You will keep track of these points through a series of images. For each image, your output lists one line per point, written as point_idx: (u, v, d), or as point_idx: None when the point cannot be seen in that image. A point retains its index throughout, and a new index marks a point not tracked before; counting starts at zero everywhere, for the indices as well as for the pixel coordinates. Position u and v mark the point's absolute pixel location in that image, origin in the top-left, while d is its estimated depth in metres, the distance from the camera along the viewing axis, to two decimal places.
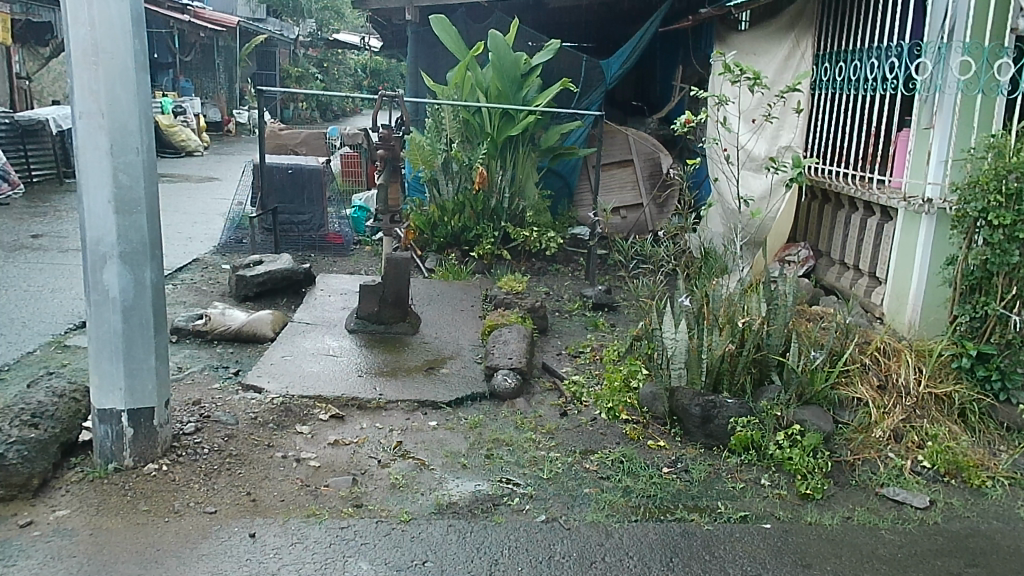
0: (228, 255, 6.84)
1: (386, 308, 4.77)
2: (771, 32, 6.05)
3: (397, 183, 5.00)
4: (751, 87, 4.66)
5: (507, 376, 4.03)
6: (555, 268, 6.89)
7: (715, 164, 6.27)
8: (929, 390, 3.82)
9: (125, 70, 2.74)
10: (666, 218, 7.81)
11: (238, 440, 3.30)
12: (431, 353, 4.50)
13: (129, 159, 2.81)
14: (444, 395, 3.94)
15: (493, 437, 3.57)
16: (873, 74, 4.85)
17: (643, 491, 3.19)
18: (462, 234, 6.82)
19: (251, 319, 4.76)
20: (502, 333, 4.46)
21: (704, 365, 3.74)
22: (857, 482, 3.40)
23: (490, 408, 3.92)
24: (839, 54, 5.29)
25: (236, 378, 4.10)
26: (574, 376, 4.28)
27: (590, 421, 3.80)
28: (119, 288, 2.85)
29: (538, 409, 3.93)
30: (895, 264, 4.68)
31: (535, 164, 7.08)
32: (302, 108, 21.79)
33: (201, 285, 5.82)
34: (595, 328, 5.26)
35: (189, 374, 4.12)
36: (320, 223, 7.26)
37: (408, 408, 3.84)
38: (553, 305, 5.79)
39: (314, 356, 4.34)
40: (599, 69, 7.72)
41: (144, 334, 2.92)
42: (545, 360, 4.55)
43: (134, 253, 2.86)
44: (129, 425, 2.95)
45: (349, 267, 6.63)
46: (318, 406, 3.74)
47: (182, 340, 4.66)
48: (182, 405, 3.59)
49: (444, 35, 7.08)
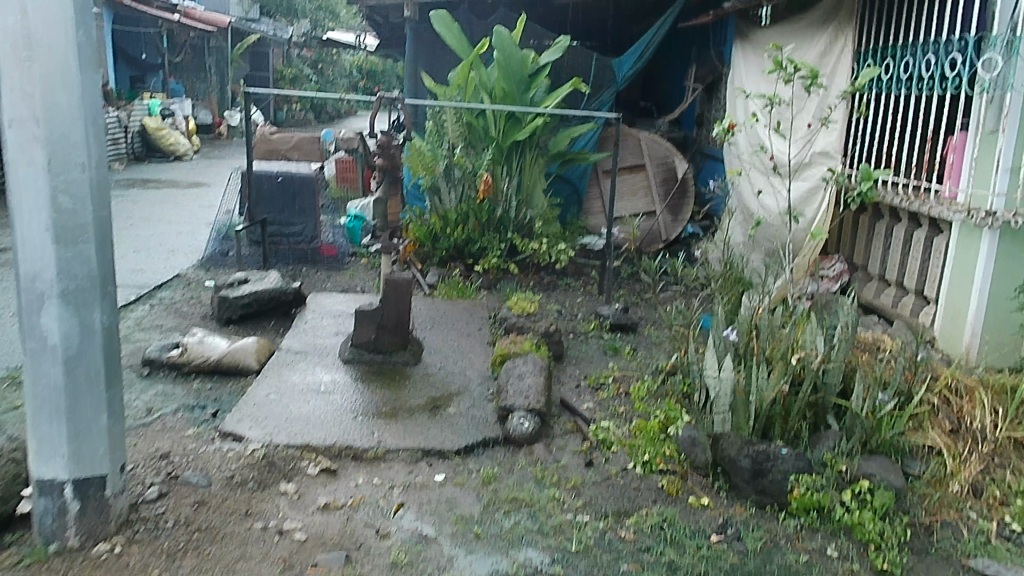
0: (212, 271, 6.34)
1: (385, 335, 4.25)
2: (809, 26, 5.55)
3: (398, 196, 4.43)
4: (808, 88, 4.03)
5: (523, 419, 3.53)
6: (566, 282, 6.39)
7: (755, 177, 5.70)
8: (1008, 435, 3.24)
9: (67, 68, 2.23)
10: (680, 226, 7.33)
11: (209, 509, 2.76)
12: (435, 389, 3.98)
13: (72, 176, 2.28)
14: (451, 442, 3.43)
15: (510, 497, 3.05)
16: (929, 72, 4.33)
17: (691, 569, 2.69)
18: (466, 247, 6.31)
19: (233, 347, 4.23)
20: (515, 365, 3.93)
21: (752, 410, 3.23)
22: (937, 550, 2.90)
23: (505, 457, 3.41)
24: (885, 50, 4.77)
25: (213, 422, 3.59)
26: (599, 417, 3.77)
27: (619, 474, 3.29)
28: (60, 334, 2.33)
29: (559, 457, 3.42)
30: (950, 283, 4.25)
31: (543, 170, 6.61)
32: (296, 109, 21.30)
33: (181, 306, 5.31)
34: (615, 355, 4.77)
35: (160, 418, 3.61)
36: (312, 235, 6.70)
37: (411, 458, 3.33)
38: (565, 327, 5.29)
39: (304, 393, 3.83)
40: (611, 68, 7.30)
41: (93, 388, 2.40)
42: (563, 396, 4.05)
43: (79, 292, 2.34)
44: (74, 499, 2.43)
45: (343, 283, 6.13)
46: (305, 458, 3.23)
47: (155, 374, 4.15)
48: (147, 460, 3.06)
49: (446, 33, 6.56)
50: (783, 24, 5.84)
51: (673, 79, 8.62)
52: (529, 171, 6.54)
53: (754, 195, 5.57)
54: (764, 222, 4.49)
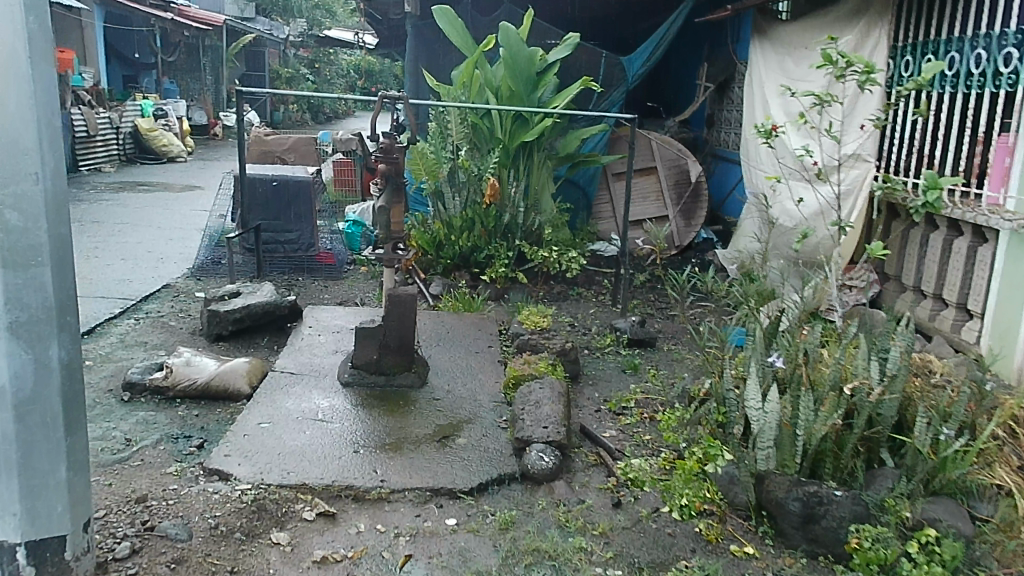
0: (203, 281, 5.99)
1: (387, 354, 3.90)
2: (836, 22, 5.20)
3: (402, 204, 4.08)
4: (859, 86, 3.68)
5: (542, 454, 3.18)
6: (577, 292, 6.05)
7: (796, 185, 5.30)
8: None
9: (15, 61, 1.87)
10: (693, 232, 6.98)
11: (187, 568, 2.41)
12: (442, 417, 3.63)
13: (21, 189, 1.93)
14: (462, 479, 3.08)
15: (531, 546, 2.71)
16: (979, 68, 3.97)
17: None
18: (472, 256, 5.95)
19: (223, 368, 3.88)
20: (531, 390, 3.57)
21: (801, 445, 2.88)
22: None
23: (522, 497, 3.07)
24: (925, 45, 4.41)
25: (199, 456, 3.25)
26: (623, 449, 3.43)
27: (651, 516, 2.95)
28: (9, 372, 1.98)
29: (584, 497, 3.08)
30: (1000, 298, 3.91)
31: (551, 173, 6.26)
32: (293, 110, 20.96)
33: (168, 321, 4.96)
34: (634, 374, 4.43)
35: (140, 451, 3.25)
36: (309, 242, 6.34)
37: (419, 499, 2.97)
38: (579, 342, 4.94)
39: (298, 422, 3.48)
40: (621, 67, 6.94)
41: (49, 434, 2.05)
42: (582, 422, 3.71)
43: (33, 323, 1.99)
44: (28, 564, 2.08)
45: (342, 293, 5.79)
46: (299, 501, 2.88)
47: (137, 399, 3.80)
48: (121, 505, 2.72)
49: (449, 28, 6.20)
50: (808, 20, 5.50)
51: (683, 78, 8.28)
52: (537, 174, 6.16)
53: (796, 205, 5.17)
54: (809, 236, 4.10)
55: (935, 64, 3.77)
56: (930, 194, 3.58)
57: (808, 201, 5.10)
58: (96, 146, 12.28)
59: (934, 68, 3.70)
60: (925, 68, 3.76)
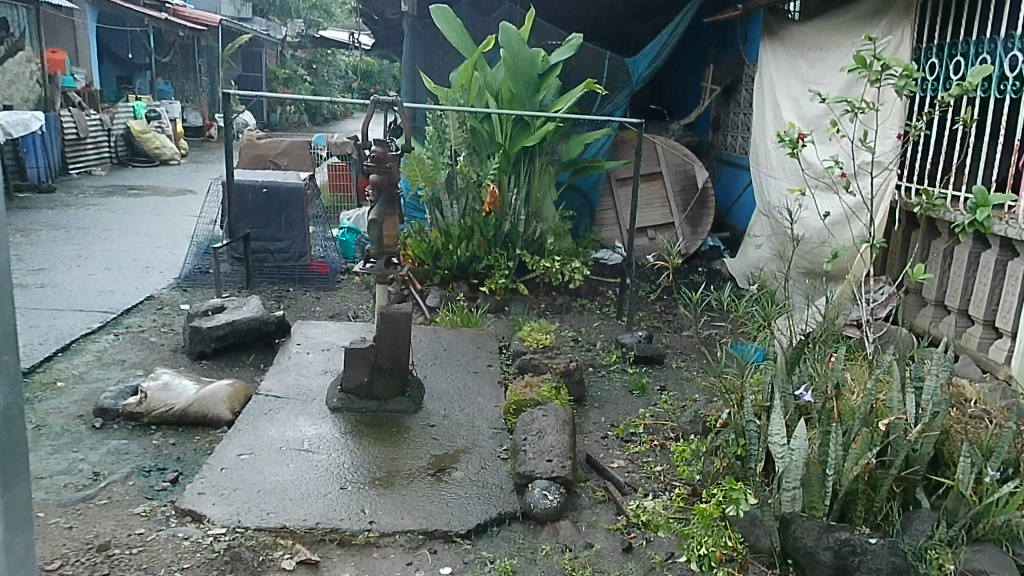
0: (189, 292, 5.72)
1: (379, 378, 3.63)
2: (852, 22, 4.93)
3: (396, 216, 3.79)
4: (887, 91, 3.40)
5: (546, 492, 2.91)
6: (580, 304, 5.79)
7: (821, 198, 5.03)
8: None
9: None
10: (700, 240, 6.71)
11: None
12: (437, 447, 3.36)
13: None
14: (457, 520, 2.82)
15: None
16: (1014, 71, 3.70)
17: None
18: (471, 266, 5.68)
19: (202, 393, 3.61)
20: (534, 418, 3.30)
21: (830, 486, 2.62)
22: None
23: (523, 540, 2.80)
24: (953, 47, 4.14)
25: (172, 492, 2.99)
26: (632, 484, 3.17)
27: (665, 563, 2.68)
28: None
29: (591, 540, 2.81)
30: None
31: (555, 180, 6.00)
32: (289, 111, 20.67)
33: (149, 337, 4.69)
34: (642, 395, 4.17)
35: (108, 487, 2.99)
36: (301, 251, 6.08)
37: (410, 544, 2.71)
38: (583, 359, 4.67)
39: (281, 453, 3.22)
40: (626, 68, 6.67)
41: None
42: (588, 451, 3.45)
43: None
44: None
45: (335, 306, 5.53)
46: (278, 547, 2.61)
47: (110, 426, 3.53)
48: (78, 558, 2.45)
49: (446, 29, 5.94)
50: (823, 21, 5.24)
51: (690, 80, 8.01)
52: (538, 180, 5.90)
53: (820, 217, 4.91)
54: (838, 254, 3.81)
55: (980, 66, 3.51)
56: (978, 212, 3.45)
57: (834, 214, 4.82)
58: (86, 149, 12.02)
59: (981, 73, 3.42)
60: (970, 72, 3.47)
